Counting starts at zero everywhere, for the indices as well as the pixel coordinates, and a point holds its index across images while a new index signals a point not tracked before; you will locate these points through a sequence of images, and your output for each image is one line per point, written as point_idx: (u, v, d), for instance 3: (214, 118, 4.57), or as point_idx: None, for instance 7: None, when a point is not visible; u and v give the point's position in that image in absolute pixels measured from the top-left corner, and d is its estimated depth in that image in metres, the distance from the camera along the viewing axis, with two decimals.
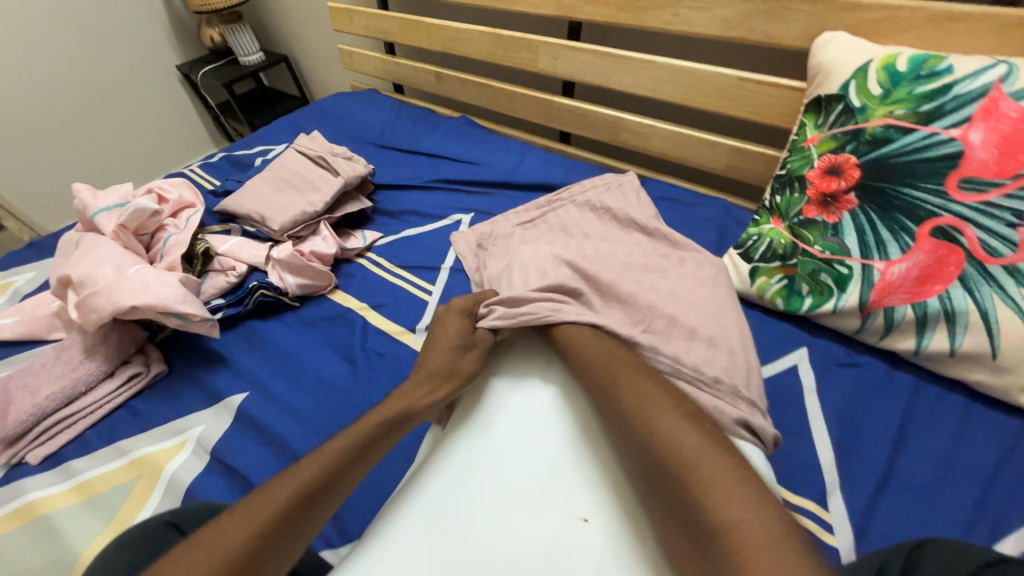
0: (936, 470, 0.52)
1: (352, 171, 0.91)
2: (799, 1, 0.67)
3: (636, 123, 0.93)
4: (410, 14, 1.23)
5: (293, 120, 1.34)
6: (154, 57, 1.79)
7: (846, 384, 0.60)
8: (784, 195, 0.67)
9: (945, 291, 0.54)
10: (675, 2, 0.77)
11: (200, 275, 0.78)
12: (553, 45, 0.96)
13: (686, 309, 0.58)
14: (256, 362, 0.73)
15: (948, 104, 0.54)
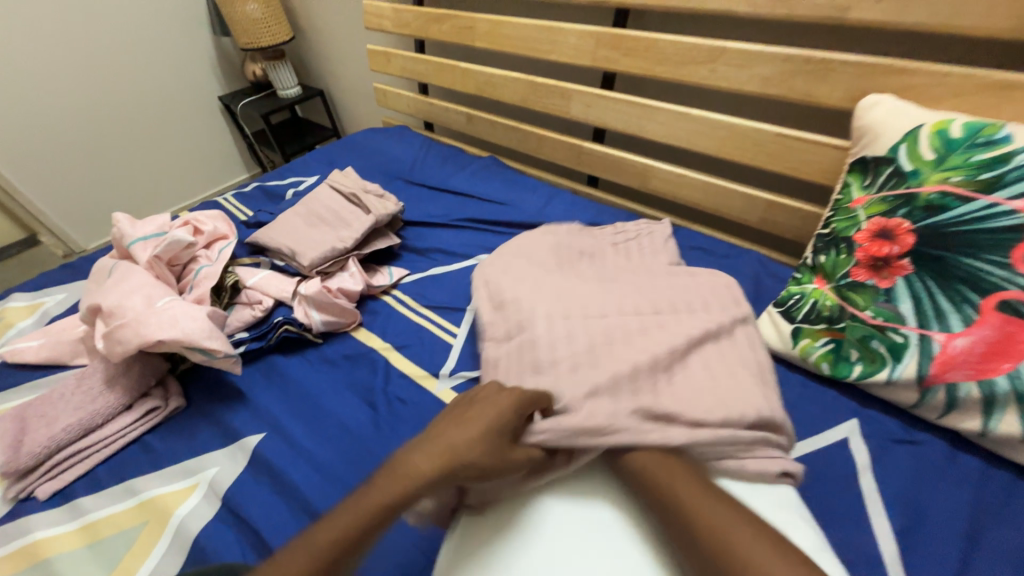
0: (1016, 574, 0.46)
1: (383, 209, 0.92)
2: (843, 63, 0.67)
3: (668, 171, 0.93)
4: (446, 58, 1.27)
5: (326, 153, 1.37)
6: (199, 88, 1.89)
7: (904, 464, 0.55)
8: (829, 255, 0.65)
9: (1014, 369, 0.50)
10: (713, 59, 0.78)
11: (227, 308, 0.77)
12: (587, 93, 0.97)
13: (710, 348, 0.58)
14: (275, 401, 0.71)
15: (1010, 174, 0.52)
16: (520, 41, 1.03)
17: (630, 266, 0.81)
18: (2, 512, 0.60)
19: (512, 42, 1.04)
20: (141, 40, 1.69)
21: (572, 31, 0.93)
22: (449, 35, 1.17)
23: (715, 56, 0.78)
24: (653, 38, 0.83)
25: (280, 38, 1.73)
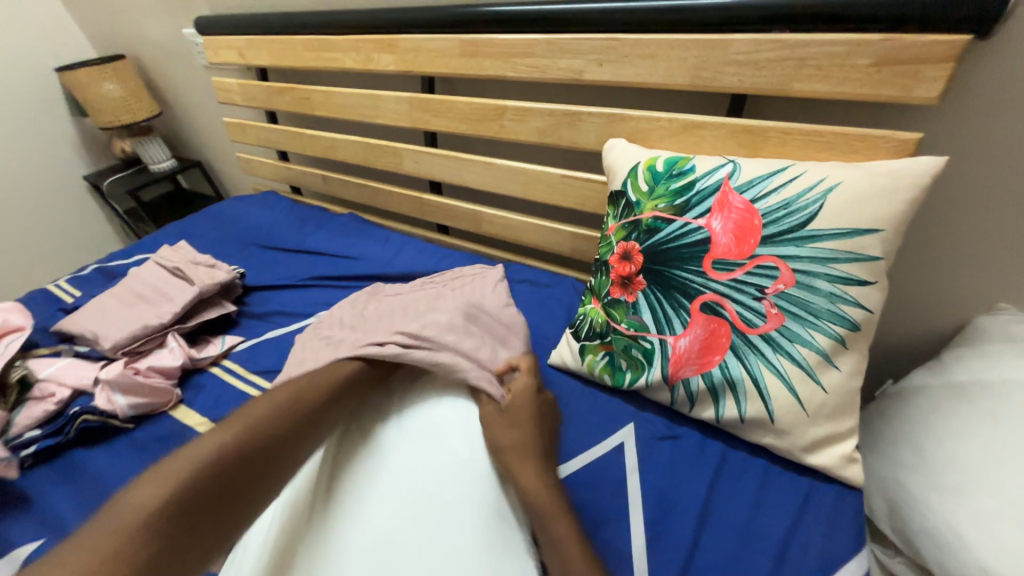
0: (737, 544, 0.53)
1: (209, 279, 0.91)
2: (588, 115, 0.78)
3: (492, 215, 1.01)
4: (296, 126, 1.32)
5: (181, 226, 1.34)
6: (57, 170, 1.80)
7: (664, 459, 0.61)
8: (597, 278, 0.73)
9: (722, 360, 0.59)
10: (498, 116, 0.88)
11: (14, 408, 0.72)
12: (413, 151, 1.05)
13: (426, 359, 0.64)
14: (64, 501, 0.66)
15: (694, 198, 0.62)
16: (351, 109, 1.09)
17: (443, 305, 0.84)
18: None
19: (344, 110, 1.11)
20: None
21: (390, 98, 1.02)
22: (291, 106, 1.22)
23: (501, 113, 0.88)
24: (452, 101, 0.93)
25: (142, 115, 1.71)
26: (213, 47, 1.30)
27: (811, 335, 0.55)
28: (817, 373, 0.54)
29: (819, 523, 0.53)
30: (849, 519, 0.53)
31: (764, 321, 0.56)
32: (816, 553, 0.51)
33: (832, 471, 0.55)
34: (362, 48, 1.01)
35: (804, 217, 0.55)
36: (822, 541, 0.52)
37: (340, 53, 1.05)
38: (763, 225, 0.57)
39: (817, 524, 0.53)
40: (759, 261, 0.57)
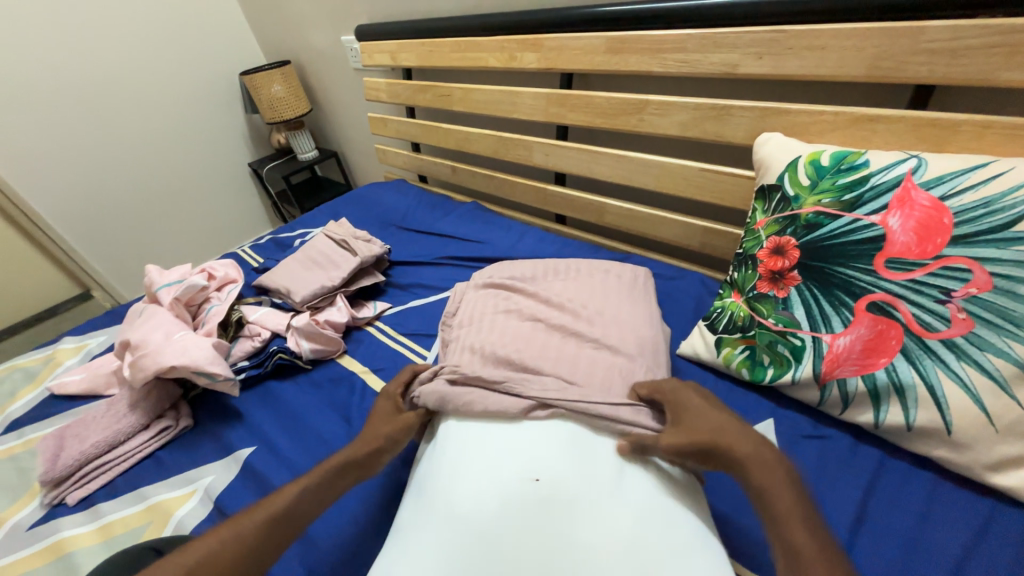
0: (898, 553, 0.51)
1: (368, 251, 1.06)
2: (739, 109, 0.78)
3: (618, 207, 1.03)
4: (431, 121, 1.46)
5: (330, 207, 1.55)
6: (232, 157, 2.13)
7: (809, 457, 0.61)
8: (740, 272, 0.73)
9: (890, 363, 0.56)
10: (639, 110, 0.90)
11: (231, 341, 0.91)
12: (544, 144, 1.11)
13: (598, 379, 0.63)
14: (267, 419, 0.82)
15: (867, 194, 0.60)
16: (489, 104, 1.19)
17: (584, 294, 0.79)
18: (38, 515, 0.72)
19: (481, 105, 1.21)
20: (187, 121, 1.94)
21: (528, 94, 1.09)
22: (431, 102, 1.35)
23: (642, 108, 0.90)
24: (591, 97, 0.97)
25: (298, 112, 1.95)
26: (368, 52, 1.49)
27: (1008, 345, 0.50)
28: (1011, 386, 0.50)
29: (1005, 547, 0.49)
30: None
31: (948, 326, 0.53)
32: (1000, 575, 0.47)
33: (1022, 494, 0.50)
34: (507, 48, 1.09)
35: (1009, 218, 0.51)
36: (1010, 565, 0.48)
37: (484, 53, 1.14)
38: (955, 224, 0.54)
39: (1002, 547, 0.49)
40: (946, 262, 0.53)
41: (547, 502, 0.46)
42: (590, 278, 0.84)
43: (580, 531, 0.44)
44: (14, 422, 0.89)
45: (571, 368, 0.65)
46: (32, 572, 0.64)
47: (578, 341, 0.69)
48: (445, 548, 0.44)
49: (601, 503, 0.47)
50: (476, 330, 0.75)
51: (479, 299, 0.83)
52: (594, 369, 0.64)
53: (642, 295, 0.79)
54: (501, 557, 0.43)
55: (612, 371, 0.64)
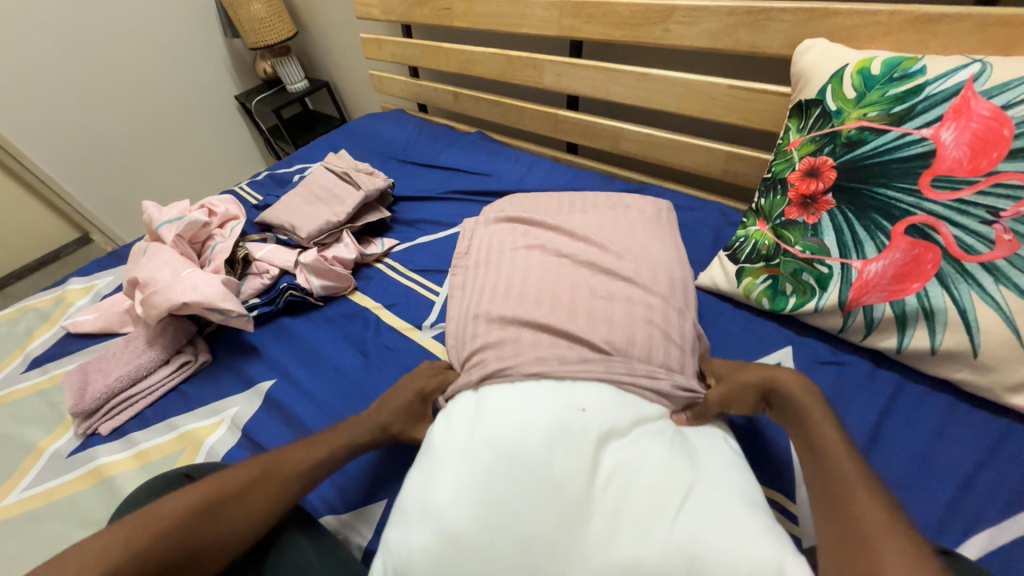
0: (909, 469, 0.53)
1: (372, 185, 1.01)
2: (780, 11, 0.69)
3: (636, 132, 0.96)
4: (430, 41, 1.33)
5: (327, 140, 1.46)
6: (218, 89, 1.98)
7: (828, 381, 0.61)
8: (768, 198, 0.69)
9: (922, 288, 0.54)
10: (666, 18, 0.81)
11: (240, 278, 0.90)
12: (557, 62, 1.01)
13: (631, 320, 0.62)
14: (284, 354, 0.83)
15: (920, 105, 0.55)
16: (495, 17, 1.07)
17: (608, 228, 0.76)
18: (75, 444, 0.75)
19: (487, 19, 1.09)
20: (166, 47, 1.77)
21: (540, 4, 0.97)
22: (430, 18, 1.23)
23: (668, 15, 0.81)
24: (611, 3, 0.87)
25: (283, 35, 1.77)
26: None
27: None
28: None
29: (1017, 462, 0.50)
30: None
31: (991, 248, 0.51)
32: (1007, 487, 0.49)
33: None
34: None
35: None
36: (1020, 478, 0.49)
37: None
38: (1016, 136, 0.49)
39: (1012, 462, 0.50)
40: (1000, 179, 0.49)
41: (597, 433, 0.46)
42: (613, 212, 0.80)
43: (618, 461, 0.44)
44: (36, 360, 0.90)
45: (605, 311, 0.63)
46: (78, 495, 0.67)
47: (609, 279, 0.68)
48: (477, 454, 0.45)
49: (639, 443, 0.46)
50: (499, 270, 0.73)
51: (492, 239, 0.80)
52: (629, 309, 0.64)
53: (666, 230, 0.77)
54: (537, 470, 0.43)
55: (648, 311, 0.63)
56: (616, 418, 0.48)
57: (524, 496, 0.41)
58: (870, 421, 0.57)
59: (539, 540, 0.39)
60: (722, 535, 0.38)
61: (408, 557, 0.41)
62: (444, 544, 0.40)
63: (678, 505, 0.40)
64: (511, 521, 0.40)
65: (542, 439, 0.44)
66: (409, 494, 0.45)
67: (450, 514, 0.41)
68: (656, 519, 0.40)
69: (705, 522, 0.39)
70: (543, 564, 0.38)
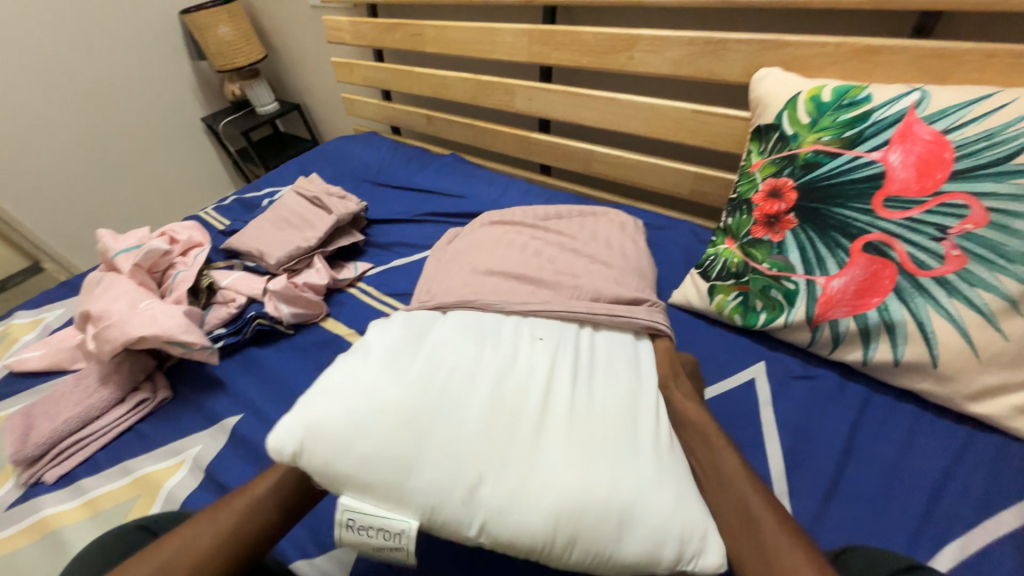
0: (882, 480, 0.54)
1: (344, 209, 1.00)
2: (736, 42, 0.73)
3: (606, 154, 0.99)
4: (402, 65, 1.34)
5: (298, 162, 1.44)
6: (183, 112, 1.94)
7: (800, 396, 0.63)
8: (735, 217, 0.71)
9: (882, 303, 0.57)
10: (630, 47, 0.84)
11: (204, 308, 0.86)
12: (527, 87, 1.03)
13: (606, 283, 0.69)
14: (251, 387, 0.79)
15: (868, 130, 0.58)
16: (466, 44, 1.09)
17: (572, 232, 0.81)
18: (15, 495, 0.69)
19: (458, 45, 1.11)
20: (126, 69, 1.72)
21: (509, 31, 1.00)
22: (401, 43, 1.24)
23: (632, 44, 0.84)
24: (578, 32, 0.90)
25: (252, 58, 1.76)
26: None
27: (998, 280, 0.51)
28: (998, 319, 0.51)
29: (980, 469, 0.52)
30: (1014, 468, 0.51)
31: (941, 263, 0.53)
32: (973, 494, 0.51)
33: (997, 421, 0.53)
34: None
35: (1010, 151, 0.50)
36: (983, 486, 0.51)
37: None
38: (956, 159, 0.53)
39: (975, 469, 0.52)
40: (944, 199, 0.53)
41: (508, 387, 0.48)
42: (575, 221, 0.85)
43: (530, 401, 0.47)
44: None
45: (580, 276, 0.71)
46: (15, 554, 0.61)
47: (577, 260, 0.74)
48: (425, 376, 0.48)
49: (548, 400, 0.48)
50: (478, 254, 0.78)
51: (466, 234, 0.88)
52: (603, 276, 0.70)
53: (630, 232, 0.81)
54: (446, 424, 0.44)
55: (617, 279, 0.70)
56: (569, 373, 0.51)
57: (461, 438, 0.43)
58: (842, 434, 0.58)
59: (469, 461, 0.42)
60: (648, 492, 0.41)
61: (323, 443, 0.42)
62: (365, 452, 0.42)
63: (616, 452, 0.43)
64: (414, 467, 0.42)
65: (489, 393, 0.47)
66: (331, 394, 0.45)
67: (376, 434, 0.43)
68: (556, 464, 0.42)
69: (638, 480, 0.41)
70: (465, 482, 0.41)
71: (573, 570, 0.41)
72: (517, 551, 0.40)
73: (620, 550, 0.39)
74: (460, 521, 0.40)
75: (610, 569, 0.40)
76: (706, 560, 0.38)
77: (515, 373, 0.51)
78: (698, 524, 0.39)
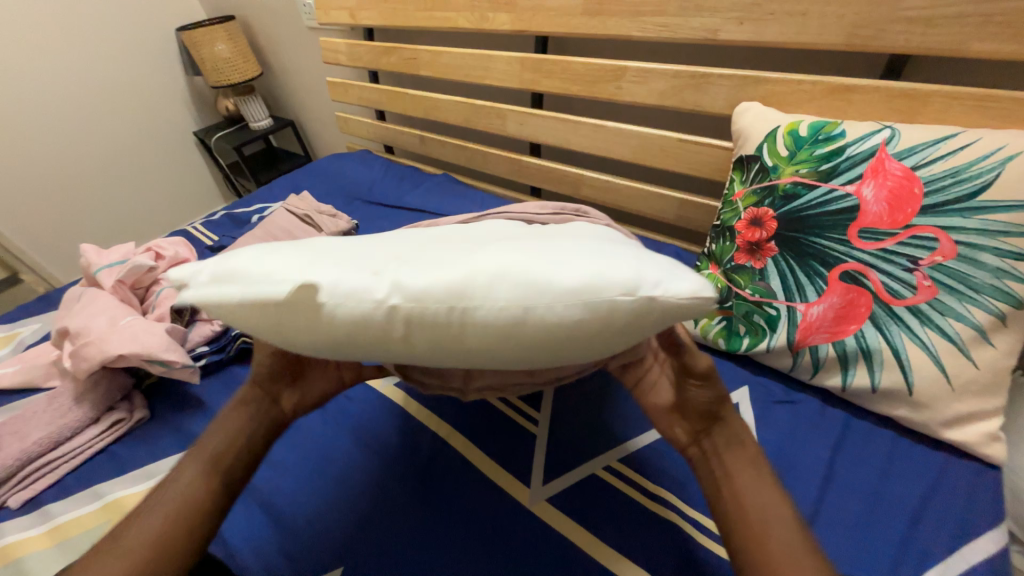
0: (863, 506, 0.54)
1: (334, 227, 1.00)
2: (719, 77, 0.76)
3: (595, 179, 1.01)
4: (396, 87, 1.37)
5: (289, 179, 1.44)
6: (174, 126, 1.94)
7: (782, 421, 0.63)
8: (718, 244, 0.73)
9: (859, 330, 0.58)
10: (618, 78, 0.87)
11: (188, 325, 0.84)
12: (519, 112, 1.06)
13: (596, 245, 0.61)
14: None
15: (843, 164, 0.61)
16: (460, 69, 1.12)
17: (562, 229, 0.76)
18: None
19: (452, 70, 1.14)
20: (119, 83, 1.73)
21: (501, 59, 1.03)
22: (396, 66, 1.26)
23: (620, 75, 0.87)
24: (568, 62, 0.93)
25: (248, 75, 1.78)
26: (324, 8, 1.35)
27: (967, 310, 0.53)
28: (968, 348, 0.53)
29: (956, 495, 0.53)
30: (987, 495, 0.53)
31: (914, 292, 0.55)
32: (950, 520, 0.52)
33: (971, 447, 0.54)
34: (477, 7, 1.01)
35: (975, 188, 0.53)
36: (959, 513, 0.52)
37: (453, 12, 1.07)
38: (925, 194, 0.55)
39: (951, 496, 0.53)
40: (915, 232, 0.55)
41: (463, 231, 0.44)
42: None
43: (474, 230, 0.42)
44: None
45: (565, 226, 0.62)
46: None
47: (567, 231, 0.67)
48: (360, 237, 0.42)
49: (491, 230, 0.43)
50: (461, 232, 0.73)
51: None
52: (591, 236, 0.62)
53: None
54: (384, 241, 0.38)
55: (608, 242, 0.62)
56: (518, 227, 0.45)
57: (388, 248, 0.38)
58: (824, 459, 0.59)
59: (383, 255, 0.36)
60: (605, 253, 0.35)
61: (227, 267, 0.34)
62: (262, 268, 0.34)
63: (561, 241, 0.38)
64: (327, 262, 0.34)
65: (423, 237, 0.42)
66: (251, 244, 0.38)
67: (290, 253, 0.36)
68: (487, 249, 0.35)
69: (593, 249, 0.35)
70: (377, 262, 0.34)
71: (501, 324, 0.32)
72: (434, 310, 0.32)
73: (560, 277, 0.32)
74: (367, 289, 0.32)
75: (556, 307, 0.32)
76: (674, 290, 0.32)
77: (466, 226, 0.46)
78: (653, 271, 0.33)
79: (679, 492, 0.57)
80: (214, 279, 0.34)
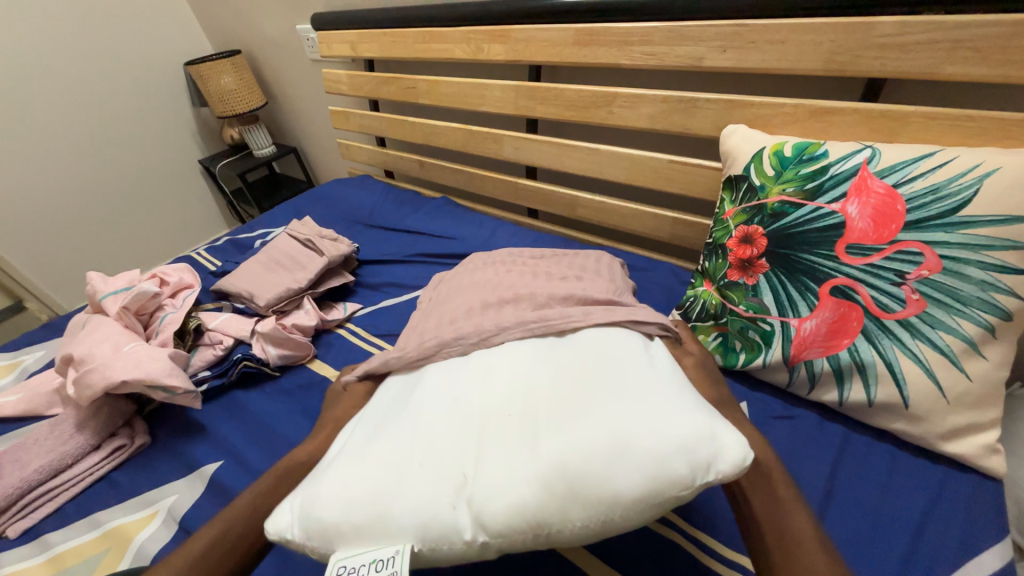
0: (866, 521, 0.54)
1: (335, 251, 1.02)
2: (705, 101, 0.80)
3: (590, 200, 1.04)
4: (396, 114, 1.42)
5: (292, 204, 1.47)
6: (180, 155, 1.99)
7: (782, 437, 0.63)
8: (711, 261, 0.74)
9: (852, 344, 0.59)
10: (609, 103, 0.90)
11: (190, 350, 0.85)
12: (515, 137, 1.09)
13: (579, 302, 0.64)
14: (234, 431, 0.78)
15: (827, 183, 0.63)
16: (457, 97, 1.16)
17: (551, 266, 0.81)
18: None
19: (449, 98, 1.18)
20: (127, 114, 1.79)
21: (497, 87, 1.07)
22: (396, 95, 1.31)
23: (611, 100, 0.90)
24: (560, 89, 0.96)
25: (252, 105, 1.83)
26: (327, 41, 1.41)
27: (957, 323, 0.54)
28: (960, 360, 0.54)
29: (958, 509, 0.53)
30: (990, 508, 0.52)
31: (904, 306, 0.56)
32: (953, 534, 0.51)
33: (970, 460, 0.54)
34: (473, 39, 1.06)
35: (955, 203, 0.55)
36: (963, 527, 0.52)
37: (450, 44, 1.11)
38: (907, 210, 0.57)
39: (954, 509, 0.53)
40: (901, 247, 0.57)
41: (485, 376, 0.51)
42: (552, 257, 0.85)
43: (501, 391, 0.48)
44: None
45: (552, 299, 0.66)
46: None
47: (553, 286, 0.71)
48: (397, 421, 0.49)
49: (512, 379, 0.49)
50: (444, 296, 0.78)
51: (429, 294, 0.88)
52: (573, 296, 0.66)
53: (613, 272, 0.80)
54: (433, 439, 0.44)
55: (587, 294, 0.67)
56: (540, 364, 0.50)
57: (444, 439, 0.43)
58: (827, 474, 0.59)
59: (454, 471, 0.40)
60: (644, 417, 0.38)
61: (316, 519, 0.39)
62: (349, 491, 0.40)
63: (597, 396, 0.42)
64: (395, 493, 0.39)
65: (458, 406, 0.47)
66: (322, 473, 0.44)
67: (355, 478, 0.41)
68: (524, 441, 0.40)
69: (636, 404, 0.40)
70: (446, 491, 0.39)
71: (586, 534, 0.37)
72: (521, 537, 0.36)
73: (619, 480, 0.35)
74: (456, 529, 0.37)
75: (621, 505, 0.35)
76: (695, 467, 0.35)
77: (483, 368, 0.53)
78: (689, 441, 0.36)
79: (679, 511, 0.57)
80: (308, 523, 0.40)
